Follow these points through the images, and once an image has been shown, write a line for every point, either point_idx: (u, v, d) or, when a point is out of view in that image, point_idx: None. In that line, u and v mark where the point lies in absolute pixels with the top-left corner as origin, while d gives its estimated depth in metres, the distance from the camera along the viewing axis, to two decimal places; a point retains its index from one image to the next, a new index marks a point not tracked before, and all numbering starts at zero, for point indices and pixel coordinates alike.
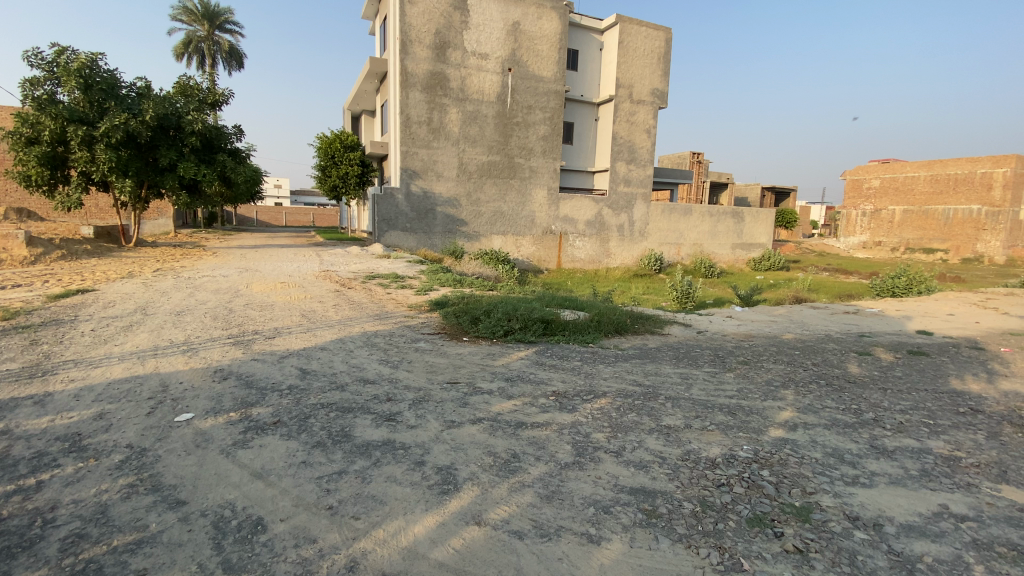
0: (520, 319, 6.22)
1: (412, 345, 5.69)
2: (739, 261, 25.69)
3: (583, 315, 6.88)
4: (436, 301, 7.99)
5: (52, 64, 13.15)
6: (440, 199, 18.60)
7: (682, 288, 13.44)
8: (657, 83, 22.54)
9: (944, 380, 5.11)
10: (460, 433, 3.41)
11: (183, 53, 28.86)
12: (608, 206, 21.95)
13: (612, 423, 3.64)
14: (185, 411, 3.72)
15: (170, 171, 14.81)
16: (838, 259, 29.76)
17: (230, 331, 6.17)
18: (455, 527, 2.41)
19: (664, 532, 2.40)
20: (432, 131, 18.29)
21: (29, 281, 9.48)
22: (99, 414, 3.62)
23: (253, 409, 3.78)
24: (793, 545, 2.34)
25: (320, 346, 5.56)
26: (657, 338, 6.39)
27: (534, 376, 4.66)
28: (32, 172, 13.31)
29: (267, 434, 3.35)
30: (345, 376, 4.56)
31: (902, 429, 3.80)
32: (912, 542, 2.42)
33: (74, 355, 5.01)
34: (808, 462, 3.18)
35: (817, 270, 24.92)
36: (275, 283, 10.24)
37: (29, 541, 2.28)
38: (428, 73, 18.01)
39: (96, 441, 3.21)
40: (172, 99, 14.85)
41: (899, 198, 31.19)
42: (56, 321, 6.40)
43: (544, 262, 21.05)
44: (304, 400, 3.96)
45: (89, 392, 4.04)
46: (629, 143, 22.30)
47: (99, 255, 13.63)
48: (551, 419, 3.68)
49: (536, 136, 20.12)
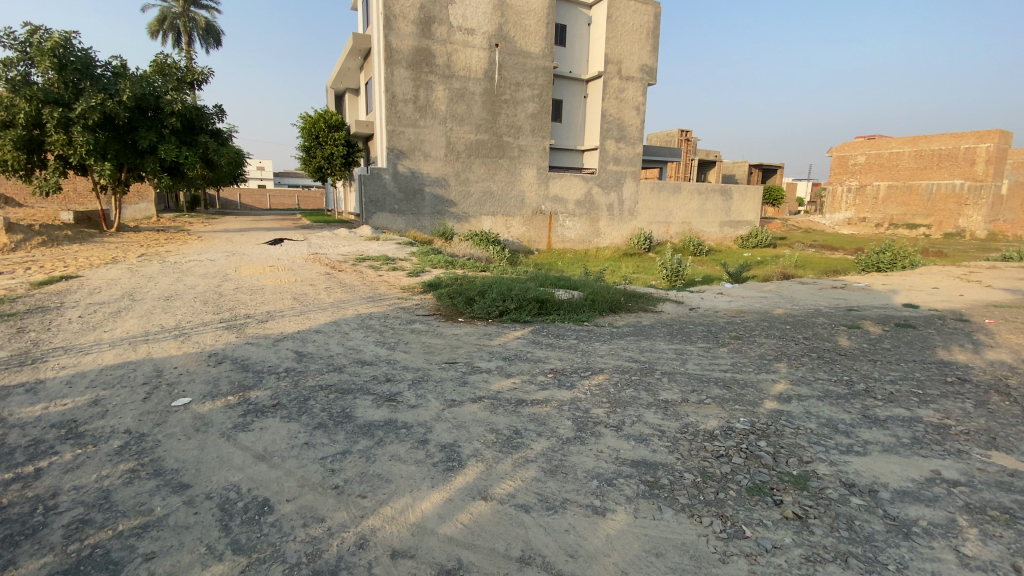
0: (514, 299, 6.23)
1: (407, 327, 5.67)
2: (728, 239, 25.85)
3: (577, 294, 6.89)
4: (429, 283, 7.95)
5: (25, 44, 12.58)
6: (428, 179, 18.37)
7: (672, 266, 13.53)
8: (646, 59, 22.24)
9: (931, 352, 5.22)
10: (460, 411, 3.43)
11: (157, 30, 27.86)
12: (597, 184, 21.84)
13: (611, 398, 3.68)
14: (182, 395, 3.69)
15: (151, 154, 14.43)
16: (823, 236, 30.09)
17: (222, 315, 6.09)
18: (461, 502, 2.43)
19: (667, 503, 2.44)
20: (418, 109, 17.97)
21: (11, 269, 9.25)
22: (94, 401, 3.58)
23: (251, 392, 3.76)
24: (792, 512, 2.41)
25: (314, 329, 5.52)
26: (651, 316, 6.43)
27: (531, 355, 4.68)
28: (8, 157, 12.87)
29: (267, 416, 3.34)
30: (342, 358, 4.54)
31: (893, 399, 3.90)
32: (907, 507, 2.50)
33: (64, 342, 4.92)
34: (803, 432, 3.25)
35: (803, 247, 25.18)
36: (263, 267, 10.11)
37: (33, 528, 2.27)
38: (413, 50, 17.61)
39: (92, 427, 3.18)
40: (150, 79, 14.38)
41: (884, 173, 31.34)
42: (42, 308, 6.28)
43: (534, 242, 21.01)
44: (302, 382, 3.94)
45: (82, 379, 3.98)
46: (618, 120, 22.09)
47: (80, 240, 13.32)
48: (550, 396, 3.71)
49: (524, 114, 19.85)
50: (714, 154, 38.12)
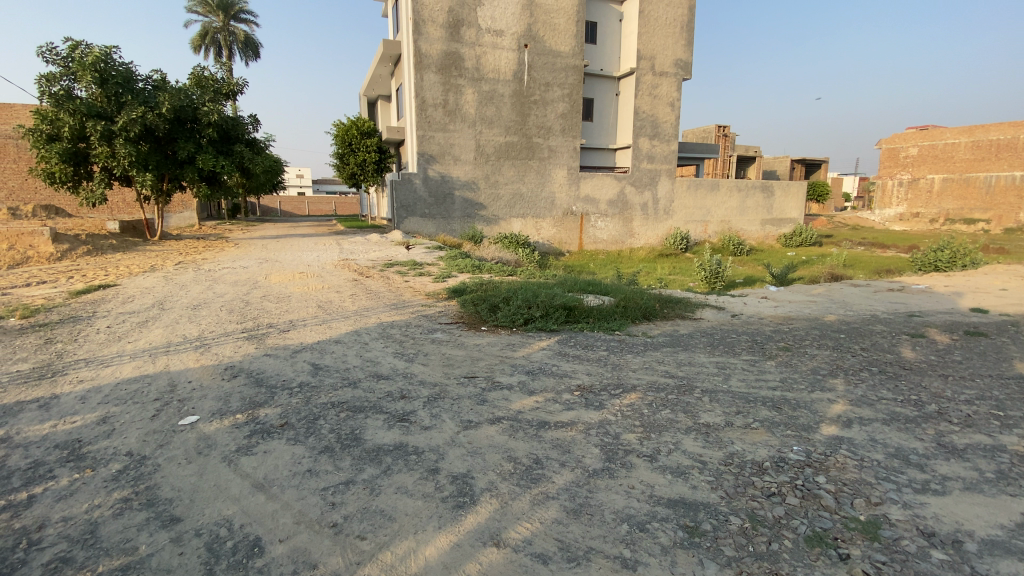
0: (541, 307, 5.91)
1: (428, 336, 5.44)
2: (769, 237, 24.72)
3: (608, 299, 6.50)
4: (454, 288, 7.73)
5: (68, 60, 13.13)
6: (458, 182, 18.26)
7: (711, 268, 12.93)
8: (680, 54, 21.50)
9: (1011, 365, 4.58)
10: (477, 434, 3.15)
11: (201, 45, 28.95)
12: (630, 183, 21.25)
13: (644, 421, 3.32)
14: (191, 413, 3.55)
15: (189, 164, 14.85)
16: (872, 232, 28.47)
17: (245, 325, 6.04)
18: (470, 549, 2.14)
19: (710, 555, 2.09)
20: (448, 113, 17.88)
21: (56, 278, 9.60)
22: (103, 419, 3.47)
23: (261, 410, 3.58)
24: (862, 571, 2.00)
25: (334, 339, 5.35)
26: (689, 324, 5.99)
27: (557, 369, 4.36)
28: (56, 169, 13.43)
29: (272, 438, 3.14)
30: (359, 372, 4.33)
31: (971, 423, 3.36)
32: (1001, 564, 2.06)
33: (86, 354, 4.92)
34: (868, 466, 2.80)
35: (852, 245, 23.81)
36: (293, 273, 10.16)
37: (11, 566, 2.11)
38: (442, 54, 17.56)
39: (95, 449, 3.06)
40: (188, 91, 14.83)
41: (938, 165, 29.43)
42: (74, 318, 6.40)
43: (565, 244, 20.63)
44: (315, 399, 3.75)
45: (95, 394, 3.91)
46: (651, 117, 21.44)
47: (123, 249, 13.80)
48: (576, 418, 3.38)
49: (554, 114, 19.49)
50: (754, 149, 36.71)
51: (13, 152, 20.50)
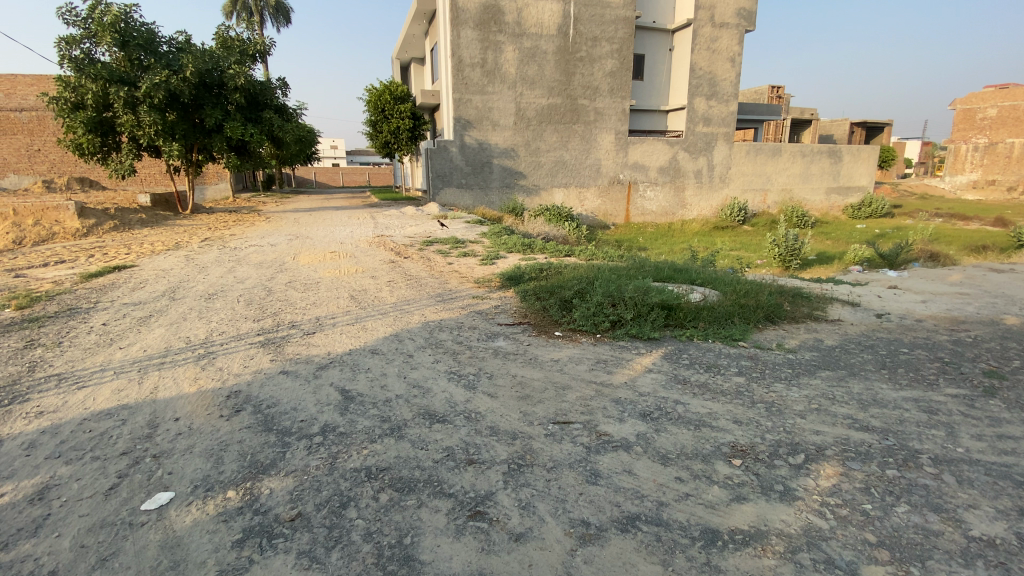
0: (631, 305, 4.55)
1: (488, 346, 4.17)
2: (834, 208, 22.29)
3: (714, 294, 5.03)
4: (509, 274, 6.43)
5: (88, 21, 12.08)
6: (496, 150, 16.77)
7: (787, 244, 11.16)
8: (744, 1, 18.98)
9: None
10: (605, 557, 1.89)
11: (232, 11, 27.70)
12: (684, 148, 19.18)
13: (881, 536, 2.01)
14: (164, 486, 2.39)
15: (218, 132, 13.88)
16: (944, 202, 25.37)
17: (262, 324, 4.89)
18: None
19: None
20: (486, 74, 16.25)
21: (74, 257, 8.79)
22: (41, 493, 2.36)
23: (262, 484, 2.38)
24: None
25: (369, 349, 4.15)
26: (831, 331, 4.51)
27: (689, 410, 3.00)
28: (83, 140, 12.59)
29: (273, 554, 1.94)
30: (403, 410, 3.08)
31: None
32: None
33: (65, 366, 3.87)
34: None
35: (929, 216, 21.12)
36: (323, 253, 9.03)
37: None
38: (480, 7, 15.82)
39: (6, 564, 1.96)
40: (212, 53, 13.70)
41: (1021, 128, 25.62)
42: (71, 310, 5.44)
43: (610, 216, 18.92)
44: (341, 464, 2.51)
45: (49, 440, 2.82)
46: (709, 75, 19.17)
47: (152, 224, 13.06)
48: (761, 523, 2.07)
49: (602, 72, 17.54)
50: (810, 111, 33.29)
51: (51, 125, 20.11)
